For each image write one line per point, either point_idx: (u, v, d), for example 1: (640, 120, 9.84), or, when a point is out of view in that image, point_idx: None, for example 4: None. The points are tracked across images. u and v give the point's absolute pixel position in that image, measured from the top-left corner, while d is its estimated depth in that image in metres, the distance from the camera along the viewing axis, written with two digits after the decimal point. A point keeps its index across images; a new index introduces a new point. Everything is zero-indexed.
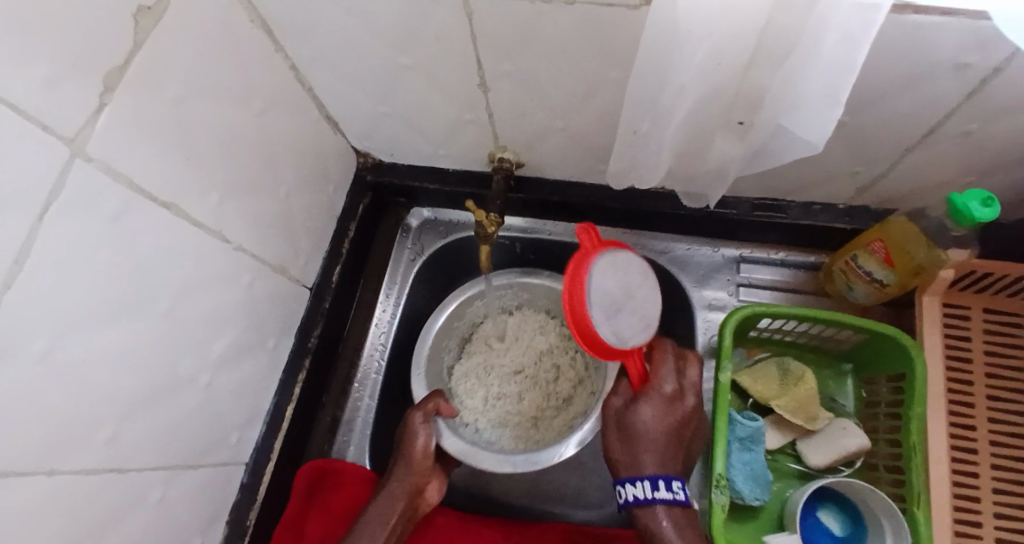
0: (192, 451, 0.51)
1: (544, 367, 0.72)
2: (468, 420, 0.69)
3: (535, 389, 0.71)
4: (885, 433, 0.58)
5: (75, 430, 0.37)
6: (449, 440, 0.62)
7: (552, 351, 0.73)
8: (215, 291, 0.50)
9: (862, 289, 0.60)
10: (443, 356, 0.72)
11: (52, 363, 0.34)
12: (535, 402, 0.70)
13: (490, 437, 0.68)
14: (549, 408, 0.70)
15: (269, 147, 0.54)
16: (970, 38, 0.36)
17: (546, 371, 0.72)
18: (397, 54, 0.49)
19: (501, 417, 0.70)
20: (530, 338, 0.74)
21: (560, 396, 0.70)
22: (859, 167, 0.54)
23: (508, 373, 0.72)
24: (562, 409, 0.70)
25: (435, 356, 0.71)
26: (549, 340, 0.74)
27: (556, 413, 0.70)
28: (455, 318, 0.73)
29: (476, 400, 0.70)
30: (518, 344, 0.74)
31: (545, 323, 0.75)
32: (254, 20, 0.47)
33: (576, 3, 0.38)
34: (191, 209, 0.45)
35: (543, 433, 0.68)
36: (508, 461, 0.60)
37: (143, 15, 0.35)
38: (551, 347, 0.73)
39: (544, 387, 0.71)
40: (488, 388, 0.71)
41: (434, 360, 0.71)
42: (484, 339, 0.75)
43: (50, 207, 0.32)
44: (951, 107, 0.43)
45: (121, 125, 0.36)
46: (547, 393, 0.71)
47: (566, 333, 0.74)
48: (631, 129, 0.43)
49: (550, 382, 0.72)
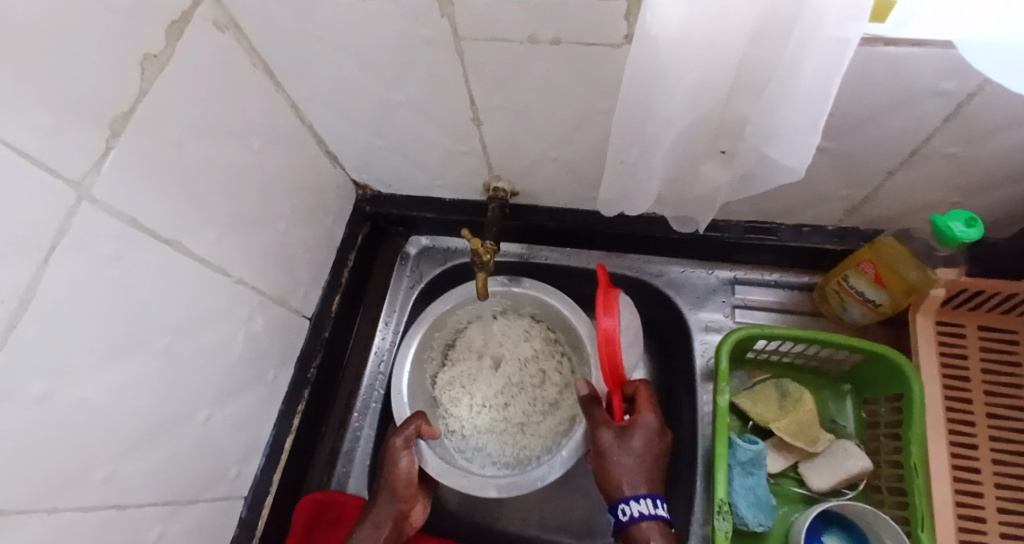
0: (190, 486, 0.51)
1: (529, 372, 0.71)
2: (454, 428, 0.69)
3: (521, 395, 0.70)
4: (888, 454, 0.57)
5: (75, 466, 0.38)
6: (432, 462, 0.62)
7: (538, 356, 0.72)
8: (215, 324, 0.51)
9: (857, 310, 0.60)
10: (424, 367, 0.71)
11: (54, 400, 0.35)
12: (522, 409, 0.69)
13: (478, 444, 0.68)
14: (536, 414, 0.69)
15: (269, 182, 0.55)
16: (939, 66, 0.37)
17: (531, 376, 0.71)
18: (392, 91, 0.51)
19: (488, 425, 0.68)
20: (514, 343, 0.73)
21: (547, 402, 0.69)
22: (845, 190, 0.55)
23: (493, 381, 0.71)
24: (549, 414, 0.69)
25: (416, 368, 0.70)
26: (534, 346, 0.72)
27: (544, 418, 0.68)
28: (436, 326, 0.72)
29: (462, 409, 0.69)
30: (503, 350, 0.72)
31: (530, 328, 0.73)
32: (255, 62, 0.49)
33: (561, 42, 0.40)
34: (193, 244, 0.46)
35: (531, 440, 0.67)
36: (490, 485, 0.60)
37: (148, 62, 0.37)
38: (536, 352, 0.72)
39: (530, 392, 0.70)
40: (472, 396, 0.70)
41: (416, 372, 0.69)
42: (468, 345, 0.73)
43: (55, 247, 0.33)
44: (929, 131, 0.44)
45: (125, 167, 0.37)
46: (533, 398, 0.70)
47: (553, 336, 0.73)
48: (619, 159, 0.44)
49: (537, 387, 0.70)
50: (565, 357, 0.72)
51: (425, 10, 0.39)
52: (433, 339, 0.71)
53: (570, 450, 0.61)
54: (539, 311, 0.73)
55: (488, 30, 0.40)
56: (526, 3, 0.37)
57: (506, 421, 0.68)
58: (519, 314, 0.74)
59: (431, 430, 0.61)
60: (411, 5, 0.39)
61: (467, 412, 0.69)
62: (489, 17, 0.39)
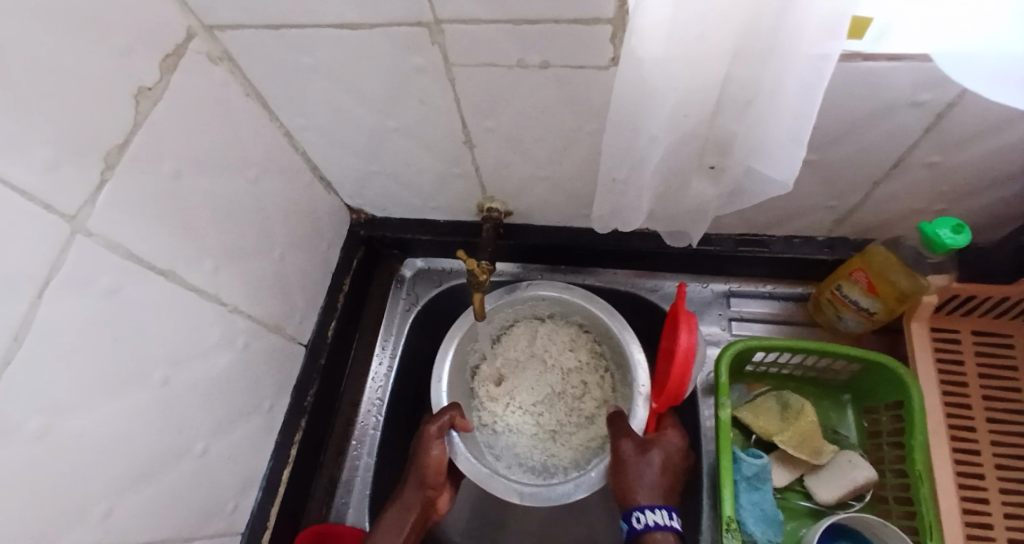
0: (188, 523, 0.50)
1: (572, 382, 0.71)
2: (486, 422, 0.69)
3: (560, 405, 0.70)
4: (892, 463, 0.57)
5: (72, 506, 0.37)
6: (461, 457, 0.63)
7: (581, 368, 0.71)
8: (211, 355, 0.50)
9: (852, 318, 0.61)
10: (467, 359, 0.71)
11: (50, 439, 0.34)
12: (557, 416, 0.69)
13: (506, 442, 0.69)
14: (571, 425, 0.69)
15: (264, 210, 0.55)
16: (919, 78, 0.38)
17: (574, 387, 0.71)
18: (386, 118, 0.52)
19: (521, 426, 0.69)
20: (559, 350, 0.72)
21: (585, 416, 0.69)
22: (834, 201, 0.56)
23: (533, 385, 0.71)
24: (583, 427, 0.69)
25: (461, 358, 0.70)
26: (579, 357, 0.72)
27: (576, 430, 0.69)
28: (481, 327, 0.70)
29: (497, 405, 0.70)
30: (546, 355, 0.72)
31: (577, 337, 0.72)
32: (249, 92, 0.50)
33: (550, 66, 0.41)
34: (189, 275, 0.46)
35: (562, 450, 0.68)
36: (514, 491, 0.60)
37: (143, 96, 0.38)
38: (581, 363, 0.71)
39: (569, 403, 0.70)
40: (511, 395, 0.70)
41: (460, 365, 0.70)
42: (511, 342, 0.73)
43: (50, 283, 0.33)
44: (913, 141, 0.45)
45: (121, 201, 0.37)
46: (573, 409, 0.70)
47: (599, 350, 0.72)
48: (611, 177, 0.45)
49: (575, 398, 0.70)
50: (608, 374, 0.71)
51: (417, 38, 0.40)
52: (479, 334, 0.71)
53: (599, 473, 0.61)
54: (590, 322, 0.71)
55: (478, 56, 0.41)
56: (515, 29, 0.38)
57: (540, 426, 0.69)
58: (567, 321, 0.73)
59: (464, 423, 0.63)
60: (403, 34, 0.40)
61: (504, 410, 0.69)
62: (479, 43, 0.40)
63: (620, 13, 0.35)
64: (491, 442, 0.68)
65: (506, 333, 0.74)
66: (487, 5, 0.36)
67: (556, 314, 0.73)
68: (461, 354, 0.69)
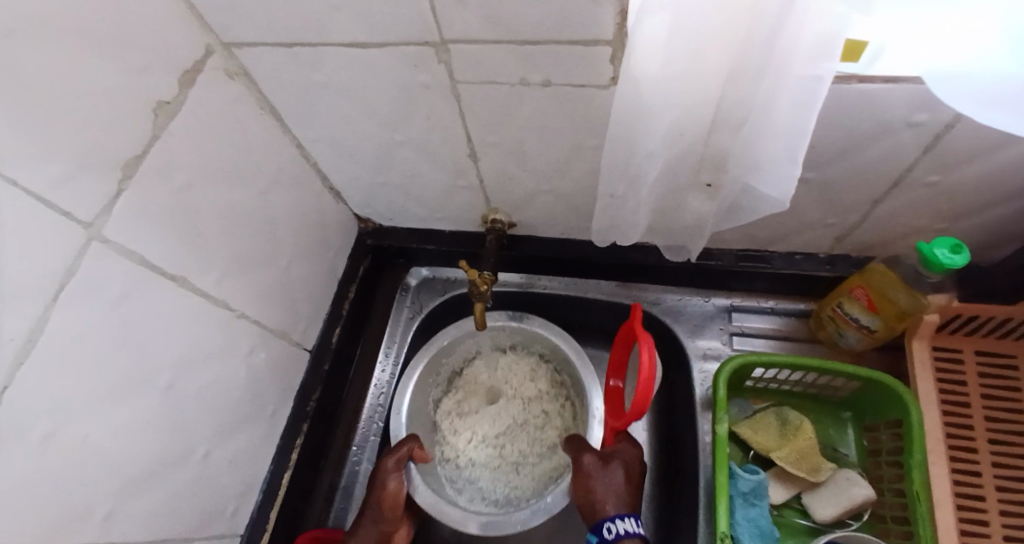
0: (189, 524, 0.51)
1: (532, 412, 0.71)
2: (450, 455, 0.69)
3: (521, 435, 0.70)
4: (891, 482, 0.56)
5: (76, 503, 0.38)
6: (419, 487, 0.63)
7: (541, 397, 0.72)
8: (217, 359, 0.52)
9: (853, 336, 0.61)
10: (430, 390, 0.73)
11: (59, 437, 0.36)
12: (519, 447, 0.69)
13: (471, 474, 0.68)
14: (532, 455, 0.68)
15: (273, 219, 0.57)
16: (915, 99, 0.39)
17: (534, 417, 0.71)
18: (392, 131, 0.53)
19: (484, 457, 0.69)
20: (520, 381, 0.73)
21: (545, 445, 0.69)
22: (834, 218, 0.56)
23: (495, 416, 0.71)
24: (545, 456, 0.68)
25: (421, 390, 0.71)
26: (538, 386, 0.72)
27: (539, 460, 0.68)
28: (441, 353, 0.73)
29: (461, 436, 0.70)
30: (508, 386, 0.73)
31: (537, 367, 0.74)
32: (264, 105, 0.52)
33: (552, 84, 0.42)
34: (199, 281, 0.47)
35: (524, 481, 0.67)
36: (471, 520, 0.61)
37: (161, 109, 0.40)
38: (540, 392, 0.72)
39: (530, 433, 0.70)
40: (474, 425, 0.71)
41: (421, 395, 0.71)
42: (474, 374, 0.75)
43: (63, 289, 0.34)
44: (912, 160, 0.46)
45: (135, 211, 0.39)
46: (533, 438, 0.69)
47: (558, 378, 0.73)
48: (609, 192, 0.46)
49: (537, 428, 0.70)
50: (568, 402, 0.71)
51: (422, 56, 0.42)
52: (442, 365, 0.73)
53: (553, 497, 0.61)
54: (549, 350, 0.73)
55: (482, 74, 0.43)
56: (517, 49, 0.39)
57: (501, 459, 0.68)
58: (528, 351, 0.75)
59: (421, 454, 0.63)
60: (409, 53, 0.41)
61: (465, 442, 0.69)
62: (483, 62, 0.41)
63: (618, 36, 0.36)
64: (455, 476, 0.68)
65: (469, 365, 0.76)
66: (490, 27, 0.37)
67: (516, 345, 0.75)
68: (421, 384, 0.71)
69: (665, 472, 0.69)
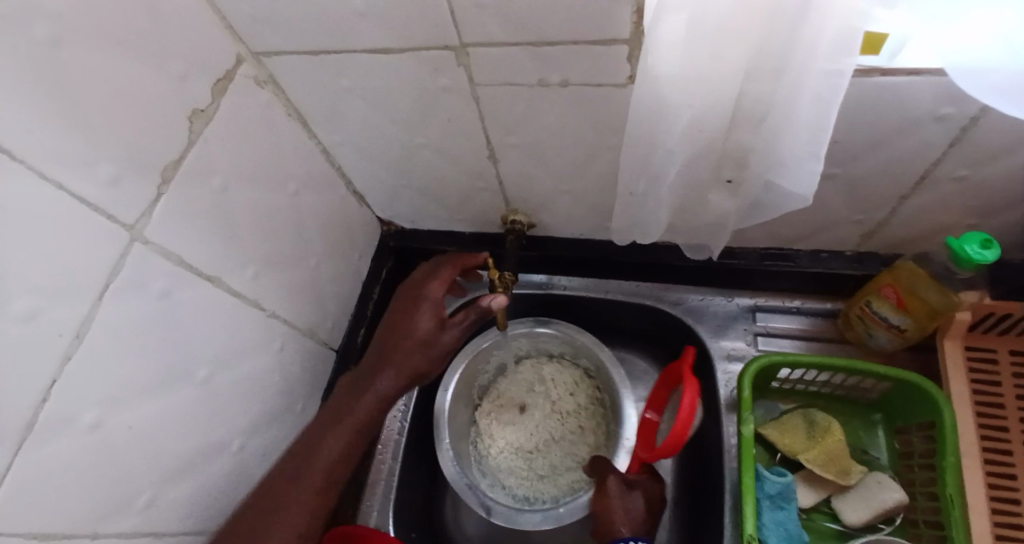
0: (223, 516, 0.53)
1: (569, 425, 0.72)
2: (483, 442, 0.73)
3: (554, 445, 0.71)
4: (923, 486, 0.55)
5: (119, 492, 0.40)
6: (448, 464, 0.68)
7: (579, 412, 0.73)
8: (250, 357, 0.54)
9: (882, 336, 0.59)
10: (477, 377, 0.76)
11: (104, 430, 0.37)
12: (548, 455, 0.71)
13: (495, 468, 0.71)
14: (559, 467, 0.70)
15: (301, 222, 0.59)
16: (941, 91, 0.38)
17: (569, 431, 0.72)
18: (414, 135, 0.54)
19: (513, 457, 0.71)
20: (560, 392, 0.74)
21: (575, 460, 0.70)
22: (860, 215, 0.55)
23: (533, 423, 0.73)
24: (571, 470, 0.70)
25: (467, 379, 0.74)
26: (579, 401, 0.73)
27: (564, 471, 0.70)
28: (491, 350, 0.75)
29: (495, 432, 0.73)
30: (549, 394, 0.74)
31: (579, 382, 0.75)
32: (291, 113, 0.54)
33: (569, 84, 0.43)
34: (232, 282, 0.49)
35: (544, 488, 0.70)
36: (484, 506, 0.66)
37: (197, 117, 0.42)
38: (580, 408, 0.73)
39: (563, 446, 0.71)
40: (509, 426, 0.73)
41: (467, 379, 0.74)
42: (517, 376, 0.77)
43: (108, 288, 0.36)
44: (940, 154, 0.44)
45: (173, 215, 0.41)
46: (563, 451, 0.71)
47: (598, 397, 0.74)
48: (629, 191, 0.46)
49: (569, 442, 0.71)
50: (603, 422, 0.72)
51: (443, 60, 0.43)
52: (491, 356, 0.76)
53: (566, 509, 0.64)
54: (595, 368, 0.74)
55: (501, 76, 0.43)
56: (535, 50, 0.40)
57: (528, 463, 0.70)
58: (574, 364, 0.76)
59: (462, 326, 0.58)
60: (431, 57, 0.42)
61: (499, 439, 0.72)
62: (502, 64, 0.42)
63: (635, 34, 0.36)
64: (481, 468, 0.71)
65: (518, 364, 0.78)
66: (509, 29, 0.38)
67: (564, 355, 0.77)
68: (470, 370, 0.74)
69: (690, 474, 0.68)
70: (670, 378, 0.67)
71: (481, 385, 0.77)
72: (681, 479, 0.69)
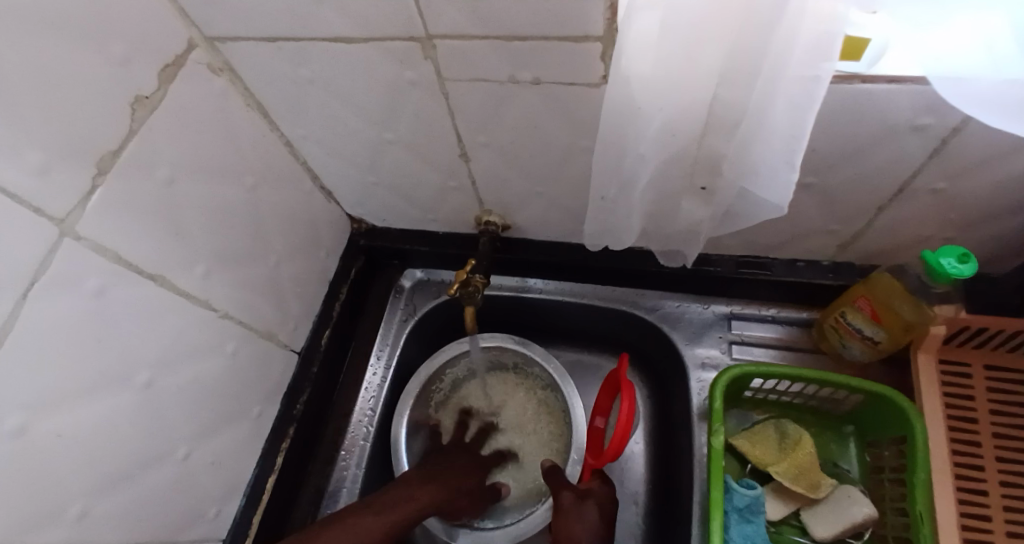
0: (166, 527, 0.50)
1: (522, 435, 0.74)
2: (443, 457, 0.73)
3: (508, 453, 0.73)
4: (893, 501, 0.54)
5: (48, 503, 0.37)
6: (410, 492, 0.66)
7: (535, 420, 0.74)
8: (200, 361, 0.51)
9: (856, 347, 0.59)
10: (433, 393, 0.74)
11: (28, 441, 0.34)
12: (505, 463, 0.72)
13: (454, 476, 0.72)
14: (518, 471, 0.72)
15: (260, 219, 0.56)
16: (917, 102, 0.37)
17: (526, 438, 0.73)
18: (382, 129, 0.52)
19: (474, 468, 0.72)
20: (517, 403, 0.75)
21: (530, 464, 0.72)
22: (835, 225, 0.54)
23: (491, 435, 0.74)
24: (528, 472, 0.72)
25: (424, 395, 0.72)
26: (533, 409, 0.74)
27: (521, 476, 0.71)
28: (447, 365, 0.73)
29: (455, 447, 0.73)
30: (505, 405, 0.75)
31: (533, 389, 0.75)
32: (250, 102, 0.51)
33: (541, 83, 0.41)
34: (179, 280, 0.46)
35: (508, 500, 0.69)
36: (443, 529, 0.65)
37: (140, 104, 0.39)
38: (535, 415, 0.74)
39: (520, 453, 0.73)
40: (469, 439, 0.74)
41: (422, 398, 0.72)
42: (474, 392, 0.76)
43: (34, 285, 0.33)
44: (917, 165, 0.44)
45: (111, 207, 0.38)
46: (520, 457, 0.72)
47: (552, 403, 0.74)
48: (600, 195, 0.44)
49: (525, 447, 0.73)
50: (557, 427, 0.72)
51: (409, 51, 0.40)
52: (443, 375, 0.73)
53: (528, 524, 0.64)
54: (546, 378, 0.73)
55: (469, 70, 0.41)
56: (503, 45, 0.38)
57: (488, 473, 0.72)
58: (527, 373, 0.75)
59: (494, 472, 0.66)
60: (397, 47, 0.40)
61: None
62: (469, 59, 0.40)
63: (608, 32, 0.35)
64: None
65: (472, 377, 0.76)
66: (473, 20, 0.36)
67: (517, 365, 0.75)
68: (424, 391, 0.71)
69: (661, 483, 0.67)
70: (608, 387, 0.67)
71: (438, 399, 0.75)
72: (652, 488, 0.68)
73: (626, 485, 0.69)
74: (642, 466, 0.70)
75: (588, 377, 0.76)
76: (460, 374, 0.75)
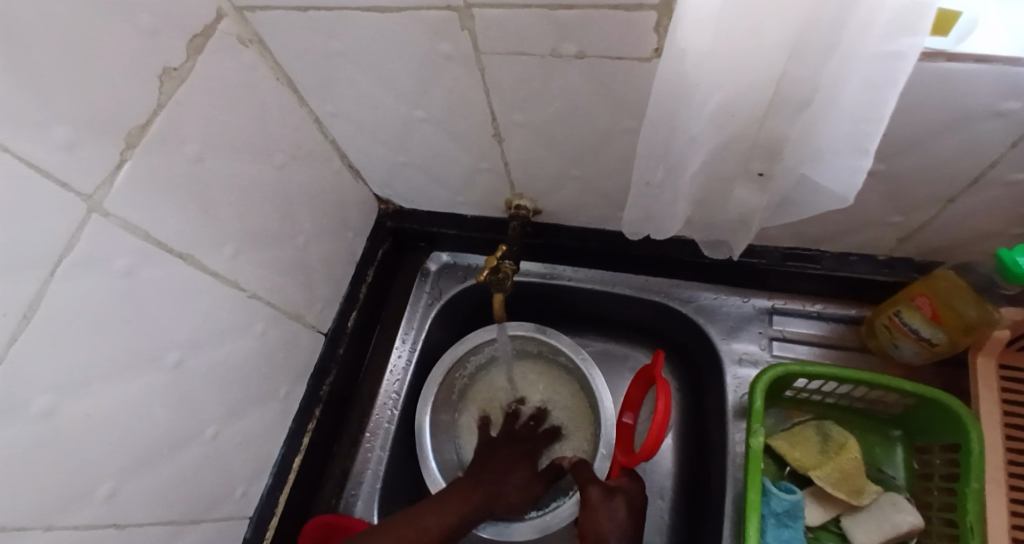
0: (195, 505, 0.50)
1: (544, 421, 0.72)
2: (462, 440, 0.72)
3: None
4: (941, 510, 0.51)
5: (77, 481, 0.37)
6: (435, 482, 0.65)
7: (559, 406, 0.73)
8: (228, 341, 0.50)
9: (909, 347, 0.55)
10: (457, 378, 0.72)
11: (57, 420, 0.34)
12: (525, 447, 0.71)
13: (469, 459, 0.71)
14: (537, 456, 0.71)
15: (289, 199, 0.55)
16: (1010, 83, 0.33)
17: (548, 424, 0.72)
18: (413, 106, 0.50)
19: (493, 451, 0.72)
20: (540, 389, 0.74)
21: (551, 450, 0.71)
22: (897, 217, 0.50)
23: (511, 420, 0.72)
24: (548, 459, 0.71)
25: (448, 381, 0.71)
26: (557, 396, 0.73)
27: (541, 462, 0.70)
28: (471, 350, 0.72)
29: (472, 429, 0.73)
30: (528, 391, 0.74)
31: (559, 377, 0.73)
32: (278, 76, 0.49)
33: (586, 56, 0.38)
34: (208, 260, 0.45)
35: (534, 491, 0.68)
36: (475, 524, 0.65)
37: (167, 77, 0.37)
38: (559, 402, 0.73)
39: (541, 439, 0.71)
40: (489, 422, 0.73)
41: (446, 384, 0.71)
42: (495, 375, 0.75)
43: (61, 264, 0.32)
44: (998, 155, 0.39)
45: (138, 184, 0.37)
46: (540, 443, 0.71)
47: (578, 391, 0.72)
48: (645, 179, 0.41)
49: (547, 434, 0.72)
50: (583, 416, 0.71)
51: (446, 22, 0.38)
52: (467, 360, 0.72)
53: (554, 516, 0.63)
54: (574, 367, 0.70)
55: (510, 43, 0.39)
56: (548, 15, 0.35)
57: None
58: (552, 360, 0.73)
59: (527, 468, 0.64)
60: (433, 18, 0.38)
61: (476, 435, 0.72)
62: (511, 30, 0.37)
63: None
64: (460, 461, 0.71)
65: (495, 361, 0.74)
66: None
67: (542, 351, 0.73)
68: (448, 378, 0.70)
69: (690, 481, 0.65)
70: (640, 380, 0.65)
71: (461, 385, 0.74)
72: (679, 485, 0.66)
73: (654, 480, 0.67)
74: (670, 461, 0.68)
75: (616, 367, 0.74)
76: (484, 359, 0.74)
